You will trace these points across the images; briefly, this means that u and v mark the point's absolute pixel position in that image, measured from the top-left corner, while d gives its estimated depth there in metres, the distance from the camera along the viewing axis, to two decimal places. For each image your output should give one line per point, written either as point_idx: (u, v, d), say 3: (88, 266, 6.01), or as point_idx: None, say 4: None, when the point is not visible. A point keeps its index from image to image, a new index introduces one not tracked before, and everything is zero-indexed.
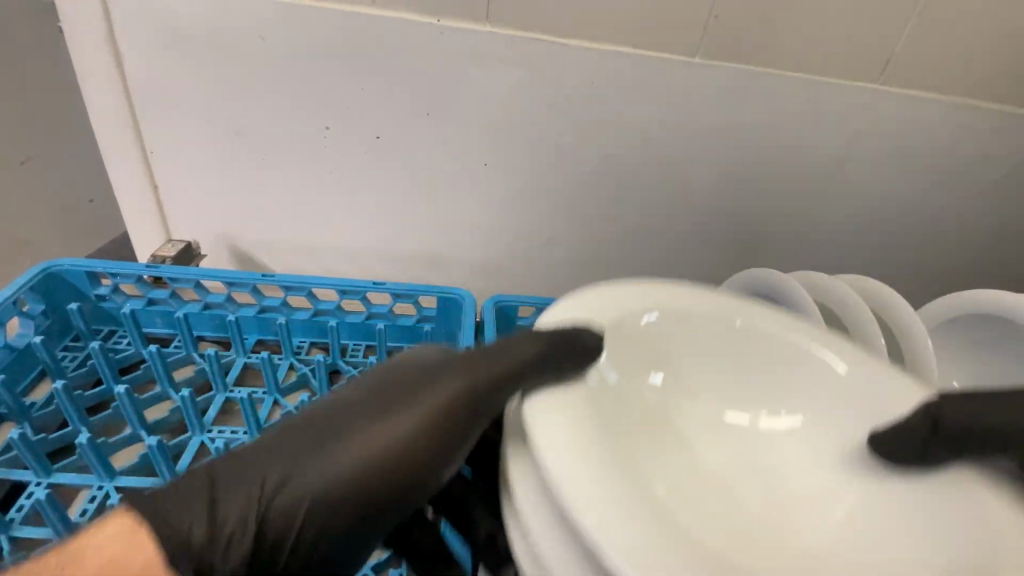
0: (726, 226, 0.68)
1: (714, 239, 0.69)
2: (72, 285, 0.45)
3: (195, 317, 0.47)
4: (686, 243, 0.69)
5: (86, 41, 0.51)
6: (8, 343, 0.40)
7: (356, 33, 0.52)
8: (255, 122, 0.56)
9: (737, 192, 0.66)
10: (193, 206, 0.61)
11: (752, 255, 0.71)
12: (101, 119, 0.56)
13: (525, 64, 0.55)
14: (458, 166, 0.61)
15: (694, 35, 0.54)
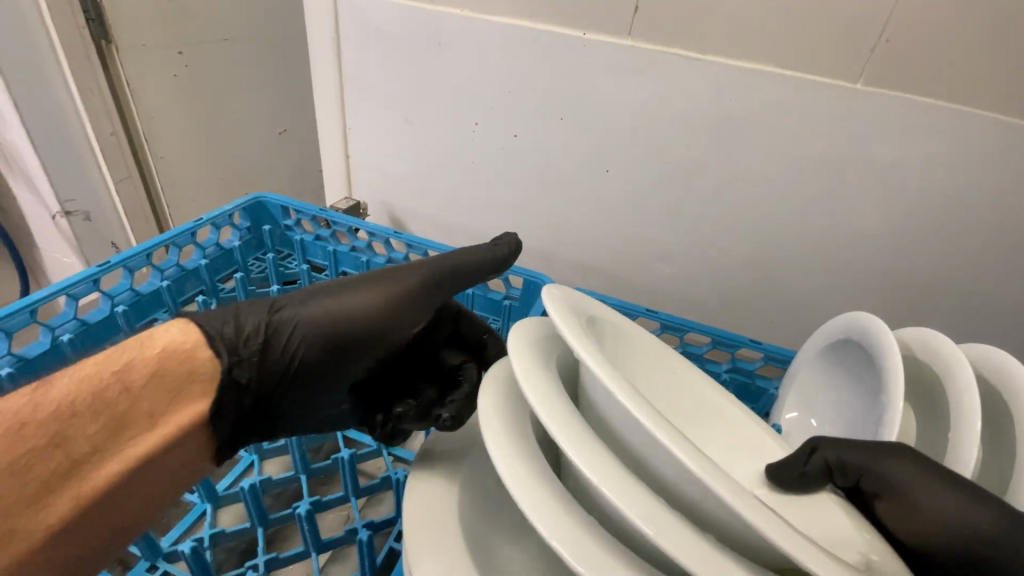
0: (868, 277, 0.60)
1: (851, 290, 0.61)
2: (270, 213, 0.61)
3: (342, 255, 0.59)
4: (814, 288, 0.63)
5: (323, 40, 0.68)
6: (220, 243, 0.57)
7: (511, 41, 0.60)
8: (422, 110, 0.68)
9: (890, 243, 0.57)
10: (369, 174, 0.77)
11: (902, 317, 0.61)
12: (322, 99, 0.74)
13: (658, 78, 0.56)
14: (581, 170, 0.65)
15: (856, 60, 0.49)
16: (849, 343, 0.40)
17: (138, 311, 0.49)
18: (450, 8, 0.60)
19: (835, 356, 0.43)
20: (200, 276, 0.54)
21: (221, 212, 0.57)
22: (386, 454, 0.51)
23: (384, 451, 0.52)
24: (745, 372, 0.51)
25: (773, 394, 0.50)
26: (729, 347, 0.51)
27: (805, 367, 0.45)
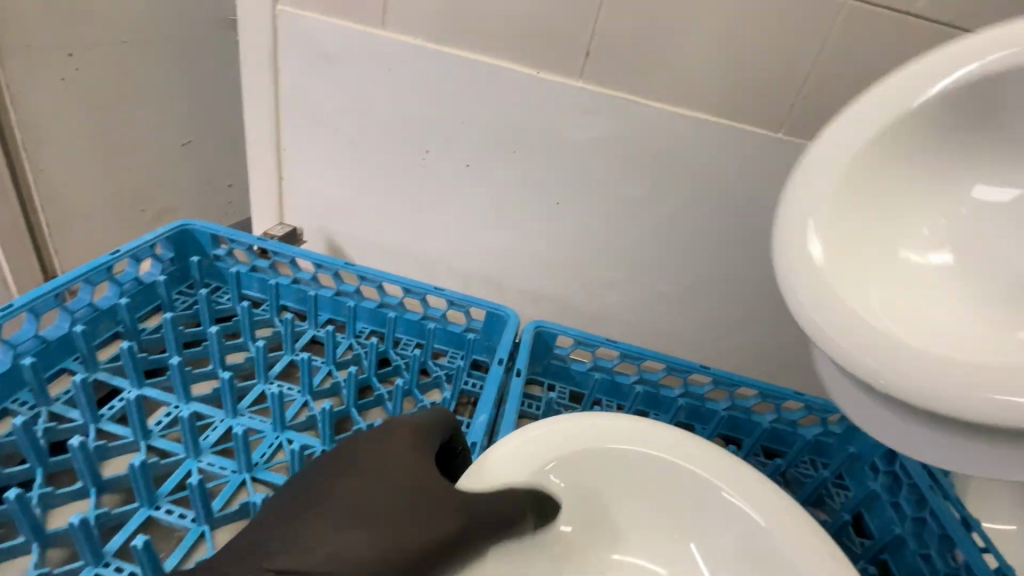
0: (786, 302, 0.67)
1: (772, 313, 0.68)
2: (197, 243, 0.55)
3: (284, 288, 0.55)
4: (741, 312, 0.69)
5: (257, 56, 0.64)
6: (138, 277, 0.50)
7: (464, 73, 0.60)
8: (368, 135, 0.66)
9: None
10: (305, 198, 0.73)
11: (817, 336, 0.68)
12: (253, 117, 0.68)
13: (609, 119, 0.59)
14: (531, 200, 0.66)
15: (778, 113, 0.56)
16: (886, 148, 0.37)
17: (43, 360, 0.42)
18: (403, 36, 0.59)
19: (859, 185, 0.37)
20: (115, 316, 0.47)
21: (140, 243, 0.50)
22: None
23: None
24: (697, 396, 0.54)
25: (722, 416, 0.54)
26: (681, 372, 0.54)
27: (817, 188, 0.36)
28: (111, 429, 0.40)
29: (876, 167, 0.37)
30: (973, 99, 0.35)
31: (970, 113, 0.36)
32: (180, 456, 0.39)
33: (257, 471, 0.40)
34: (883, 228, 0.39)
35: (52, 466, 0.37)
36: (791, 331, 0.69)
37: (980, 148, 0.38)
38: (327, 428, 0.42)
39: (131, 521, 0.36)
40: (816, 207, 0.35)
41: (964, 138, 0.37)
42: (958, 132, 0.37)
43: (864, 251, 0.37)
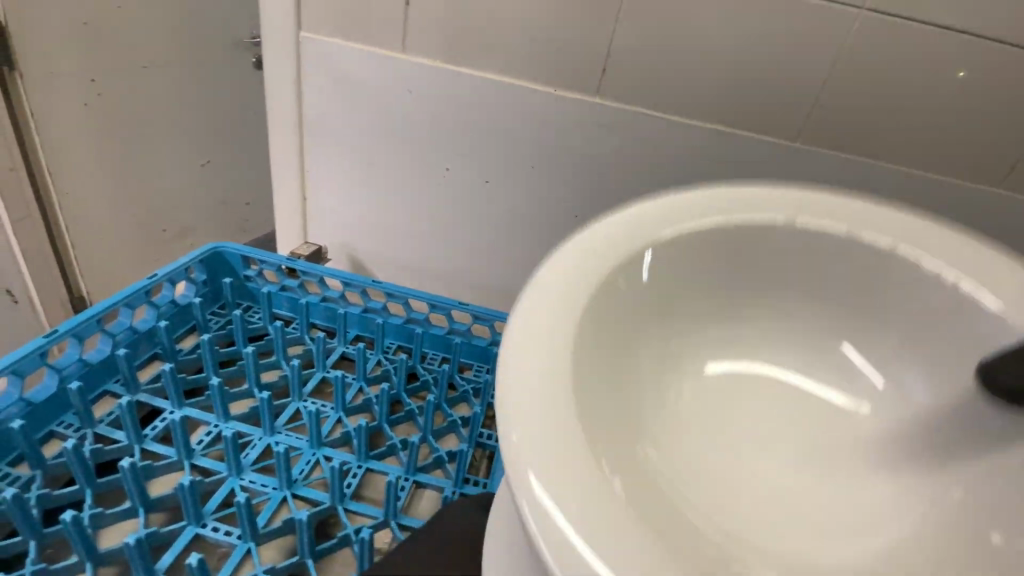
0: None
1: None
2: (229, 264, 0.57)
3: (313, 306, 0.56)
4: None
5: (280, 81, 0.66)
6: (174, 299, 0.52)
7: (482, 92, 0.61)
8: (388, 154, 0.67)
9: None
10: (328, 217, 0.74)
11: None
12: (277, 140, 0.71)
13: (625, 132, 0.60)
14: (551, 214, 0.67)
15: (796, 122, 0.56)
16: (626, 286, 0.35)
17: (88, 383, 0.44)
18: (422, 59, 0.61)
19: (610, 290, 0.33)
20: (154, 337, 0.49)
21: (175, 266, 0.52)
22: (407, 480, 0.43)
23: (405, 476, 0.43)
24: None
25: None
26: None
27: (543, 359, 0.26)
28: (155, 449, 0.41)
29: (613, 312, 0.33)
30: (732, 254, 0.39)
31: (709, 263, 0.39)
32: (223, 474, 0.40)
33: (297, 488, 0.41)
34: (626, 389, 0.33)
35: (99, 488, 0.38)
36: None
37: (789, 359, 0.41)
38: (363, 444, 0.43)
39: (180, 539, 0.37)
40: (564, 318, 0.29)
41: (712, 269, 0.39)
42: (737, 287, 0.41)
43: (610, 400, 0.31)
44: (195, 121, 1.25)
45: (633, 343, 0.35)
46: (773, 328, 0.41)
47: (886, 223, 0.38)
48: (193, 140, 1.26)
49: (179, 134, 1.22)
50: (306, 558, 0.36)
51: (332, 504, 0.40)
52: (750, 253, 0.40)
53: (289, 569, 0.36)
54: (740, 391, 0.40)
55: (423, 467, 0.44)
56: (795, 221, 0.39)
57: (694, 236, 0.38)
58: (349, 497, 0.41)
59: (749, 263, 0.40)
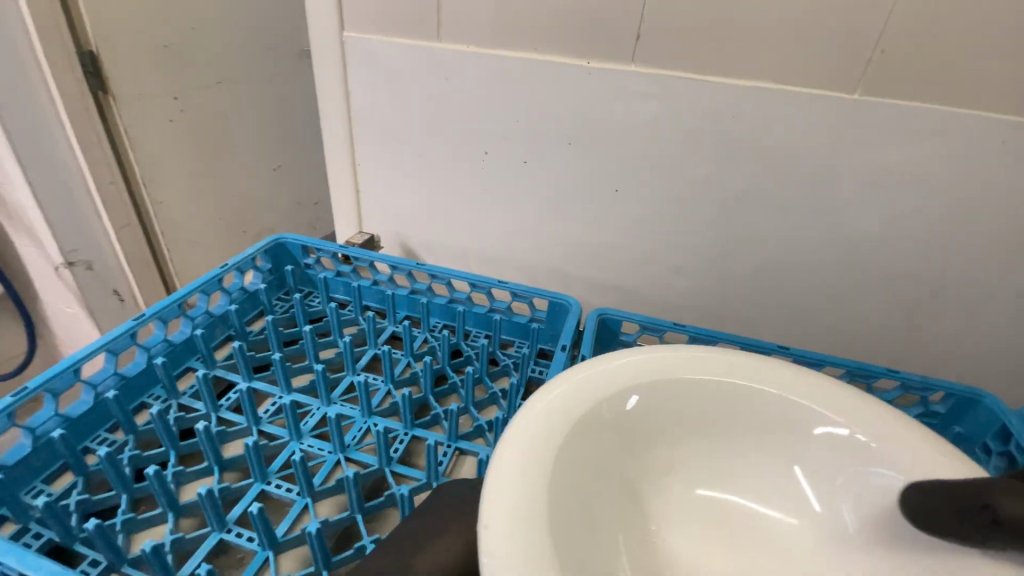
0: (882, 285, 0.60)
1: (865, 299, 0.61)
2: (290, 254, 0.62)
3: (365, 289, 0.60)
4: (828, 299, 0.63)
5: (328, 80, 0.70)
6: (243, 287, 0.58)
7: (516, 72, 0.62)
8: (430, 142, 0.70)
9: (899, 249, 0.57)
10: (379, 207, 0.78)
11: (925, 321, 0.60)
12: (331, 137, 0.75)
13: (664, 99, 0.58)
14: (592, 189, 0.67)
15: (853, 72, 0.51)
16: (602, 440, 0.33)
17: (172, 360, 0.49)
18: (455, 45, 0.62)
19: (586, 463, 0.31)
20: (228, 321, 0.54)
21: (243, 256, 0.58)
22: (450, 446, 0.45)
23: (447, 443, 0.46)
24: None
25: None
26: (809, 365, 0.50)
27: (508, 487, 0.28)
28: (228, 416, 0.46)
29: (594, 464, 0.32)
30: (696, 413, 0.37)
31: (694, 420, 0.37)
32: (285, 439, 0.44)
33: (350, 452, 0.44)
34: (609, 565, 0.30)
35: (182, 449, 0.43)
36: (892, 314, 0.61)
37: (744, 493, 0.37)
38: (408, 413, 0.46)
39: (248, 495, 0.40)
40: (545, 481, 0.28)
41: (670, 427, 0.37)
42: (711, 440, 0.37)
43: (590, 550, 0.29)
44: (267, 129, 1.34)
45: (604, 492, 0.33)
46: (738, 459, 0.37)
47: (818, 390, 0.35)
48: (265, 147, 1.36)
49: (253, 141, 1.32)
50: (355, 514, 0.39)
51: (380, 466, 0.43)
52: (695, 420, 0.37)
53: (341, 521, 0.38)
54: (690, 533, 0.36)
55: (465, 435, 0.46)
56: (744, 387, 0.36)
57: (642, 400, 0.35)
58: (395, 461, 0.44)
59: (699, 429, 0.37)
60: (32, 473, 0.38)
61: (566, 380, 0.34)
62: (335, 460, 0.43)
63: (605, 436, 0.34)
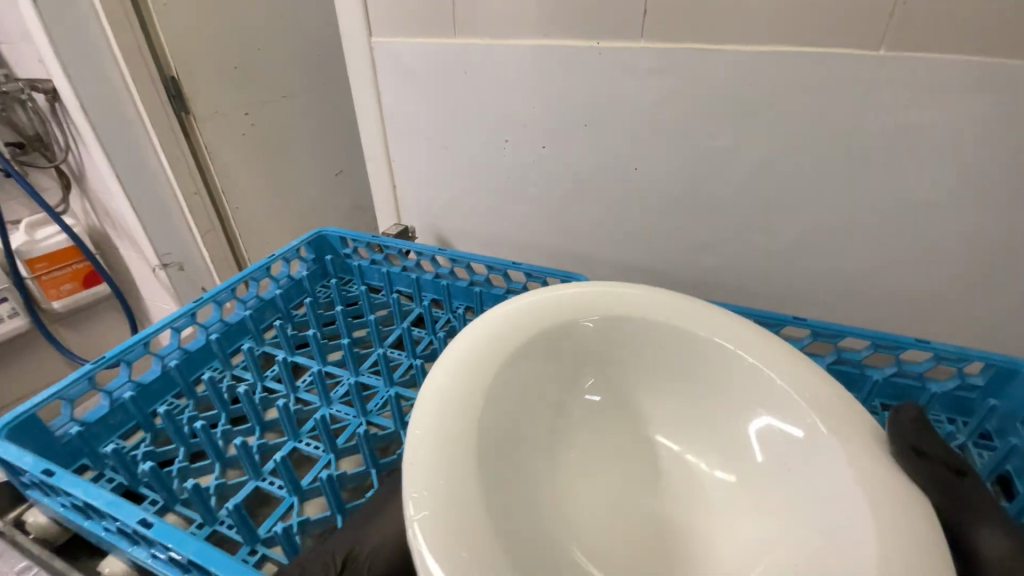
0: (926, 256, 0.55)
1: (909, 271, 0.57)
2: (331, 245, 0.68)
3: (395, 275, 0.65)
4: (866, 274, 0.59)
5: (362, 84, 0.76)
6: (290, 275, 0.64)
7: (529, 60, 0.63)
8: (455, 134, 0.73)
9: (943, 217, 0.53)
10: (415, 199, 0.83)
11: (980, 291, 0.55)
12: (368, 136, 0.81)
13: (675, 74, 0.57)
14: (610, 171, 0.67)
15: (876, 26, 0.47)
16: (532, 371, 0.38)
17: (227, 338, 0.56)
18: (472, 40, 0.65)
19: (513, 390, 0.36)
20: (275, 305, 0.61)
21: (288, 247, 0.64)
22: None
23: None
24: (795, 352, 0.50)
25: (879, 381, 0.47)
26: (829, 337, 0.49)
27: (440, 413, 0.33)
28: (271, 385, 0.52)
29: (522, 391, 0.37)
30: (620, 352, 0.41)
31: (619, 354, 0.41)
32: (317, 405, 0.50)
33: (371, 417, 0.48)
34: (527, 472, 0.35)
35: (231, 413, 0.49)
36: (941, 285, 0.56)
37: (672, 427, 0.41)
38: (424, 383, 0.50)
39: (282, 450, 0.45)
40: (466, 398, 0.34)
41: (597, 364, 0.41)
42: (637, 377, 0.41)
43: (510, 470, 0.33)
44: (325, 137, 1.45)
45: (531, 413, 0.38)
46: (665, 393, 0.41)
47: (742, 334, 0.37)
48: (324, 154, 1.47)
49: (314, 150, 1.43)
50: (371, 469, 0.43)
51: (397, 430, 0.47)
52: (622, 356, 0.41)
53: (357, 475, 0.43)
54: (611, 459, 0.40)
55: None
56: (665, 329, 0.39)
57: (568, 338, 0.40)
58: (411, 425, 0.48)
59: (626, 365, 0.41)
60: (110, 430, 0.46)
61: (495, 320, 0.39)
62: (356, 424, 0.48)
63: (533, 369, 0.38)
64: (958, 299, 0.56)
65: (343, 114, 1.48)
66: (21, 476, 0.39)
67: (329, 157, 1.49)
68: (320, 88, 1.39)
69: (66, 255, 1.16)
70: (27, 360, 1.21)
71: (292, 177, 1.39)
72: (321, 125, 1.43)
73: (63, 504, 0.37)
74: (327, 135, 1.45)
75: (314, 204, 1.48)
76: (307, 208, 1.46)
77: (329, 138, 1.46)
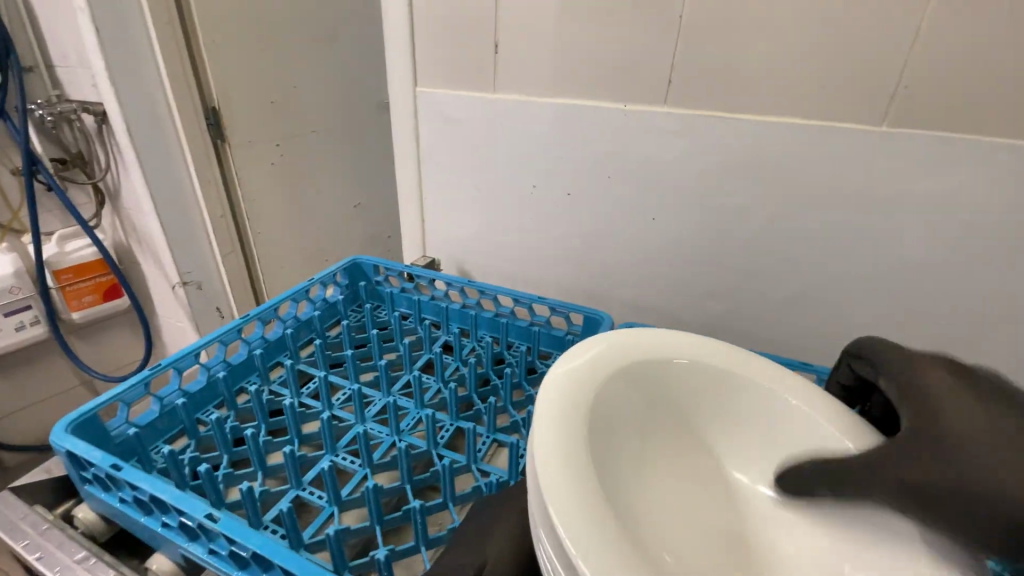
0: (921, 314, 0.60)
1: (904, 328, 0.61)
2: (365, 272, 0.72)
3: (425, 303, 0.69)
4: (865, 327, 0.63)
5: (403, 126, 0.82)
6: (326, 298, 0.68)
7: (561, 114, 0.70)
8: (486, 176, 0.79)
9: (936, 279, 0.58)
10: (441, 234, 0.88)
11: (973, 351, 0.59)
12: (402, 174, 0.86)
13: (695, 135, 0.63)
14: (629, 218, 0.72)
15: (877, 106, 0.53)
16: (612, 405, 0.37)
17: (268, 354, 0.59)
18: (509, 94, 0.72)
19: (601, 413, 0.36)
20: (312, 325, 0.64)
21: (327, 271, 0.68)
22: (488, 437, 0.52)
23: (486, 434, 0.52)
24: None
25: None
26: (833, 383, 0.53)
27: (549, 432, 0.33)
28: (308, 401, 0.55)
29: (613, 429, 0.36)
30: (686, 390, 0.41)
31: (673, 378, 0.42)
32: (351, 422, 0.52)
33: (404, 435, 0.51)
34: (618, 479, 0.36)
35: (270, 424, 0.52)
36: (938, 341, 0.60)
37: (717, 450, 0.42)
38: (454, 406, 0.53)
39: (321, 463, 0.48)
40: (565, 413, 0.34)
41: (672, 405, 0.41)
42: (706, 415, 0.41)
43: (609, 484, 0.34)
44: (348, 171, 1.52)
45: (620, 448, 0.37)
46: (733, 429, 0.41)
47: (762, 370, 0.41)
48: (346, 187, 1.53)
49: (337, 182, 1.50)
50: (405, 484, 0.45)
51: (429, 449, 0.50)
52: (693, 395, 0.41)
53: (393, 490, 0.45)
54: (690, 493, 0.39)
55: (502, 429, 0.53)
56: (716, 369, 0.41)
57: (646, 376, 0.40)
58: (441, 446, 0.50)
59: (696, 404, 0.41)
60: (157, 433, 0.49)
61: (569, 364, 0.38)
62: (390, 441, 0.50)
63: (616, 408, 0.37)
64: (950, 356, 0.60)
65: (367, 150, 1.56)
66: (84, 470, 0.41)
67: (350, 189, 1.55)
68: (349, 125, 1.48)
69: (93, 267, 1.20)
70: (37, 367, 1.22)
71: (314, 206, 1.45)
72: (345, 159, 1.50)
73: (121, 499, 0.40)
74: (351, 169, 1.53)
75: (331, 233, 1.53)
76: (324, 236, 1.51)
77: (351, 171, 1.53)
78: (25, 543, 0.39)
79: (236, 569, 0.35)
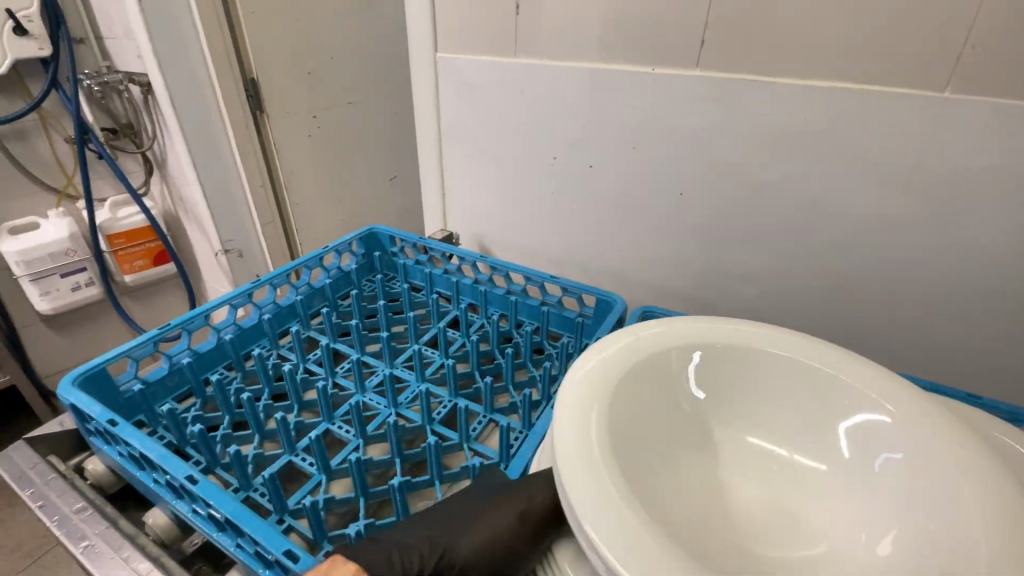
0: (977, 306, 0.53)
1: (956, 321, 0.55)
2: (380, 242, 0.72)
3: (437, 277, 0.67)
4: (910, 318, 0.57)
5: (423, 94, 0.80)
6: (340, 267, 0.68)
7: (582, 81, 0.66)
8: (505, 146, 0.76)
9: (999, 267, 0.51)
10: (461, 206, 0.86)
11: None
12: (424, 143, 0.85)
13: (727, 102, 0.57)
14: (654, 194, 0.68)
15: (941, 69, 0.46)
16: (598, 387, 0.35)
17: (278, 319, 0.60)
18: (532, 59, 0.68)
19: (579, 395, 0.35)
20: (324, 293, 0.64)
21: (342, 240, 0.68)
22: (486, 416, 0.50)
23: (484, 413, 0.51)
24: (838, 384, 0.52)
25: None
26: None
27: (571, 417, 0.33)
28: (311, 367, 0.55)
29: None
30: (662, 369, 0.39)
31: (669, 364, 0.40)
32: (351, 391, 0.52)
33: (400, 409, 0.50)
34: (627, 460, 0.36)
35: (273, 389, 0.52)
36: (1002, 339, 0.53)
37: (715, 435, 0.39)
38: (453, 383, 0.51)
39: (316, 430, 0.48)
40: None
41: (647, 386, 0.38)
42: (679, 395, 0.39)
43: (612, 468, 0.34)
44: (385, 142, 1.52)
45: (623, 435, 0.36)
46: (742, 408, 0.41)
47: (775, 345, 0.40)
48: (382, 159, 1.54)
49: (373, 153, 1.50)
50: (395, 458, 0.45)
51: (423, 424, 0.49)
52: None
53: (381, 462, 0.45)
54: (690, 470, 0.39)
55: (500, 408, 0.51)
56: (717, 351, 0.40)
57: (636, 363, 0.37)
58: (437, 422, 0.49)
59: None
60: (166, 391, 0.50)
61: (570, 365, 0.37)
62: (384, 414, 0.50)
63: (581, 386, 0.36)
64: (1008, 354, 0.54)
65: (404, 121, 1.55)
66: (89, 424, 0.43)
67: (388, 162, 1.56)
68: (386, 97, 1.47)
69: (142, 233, 1.26)
70: (94, 324, 1.31)
71: (350, 176, 1.46)
72: (382, 130, 1.50)
73: (120, 453, 0.41)
74: (387, 140, 1.53)
75: (367, 204, 1.55)
76: (359, 208, 1.53)
77: (387, 144, 1.53)
78: (30, 492, 0.41)
79: (215, 530, 0.35)
